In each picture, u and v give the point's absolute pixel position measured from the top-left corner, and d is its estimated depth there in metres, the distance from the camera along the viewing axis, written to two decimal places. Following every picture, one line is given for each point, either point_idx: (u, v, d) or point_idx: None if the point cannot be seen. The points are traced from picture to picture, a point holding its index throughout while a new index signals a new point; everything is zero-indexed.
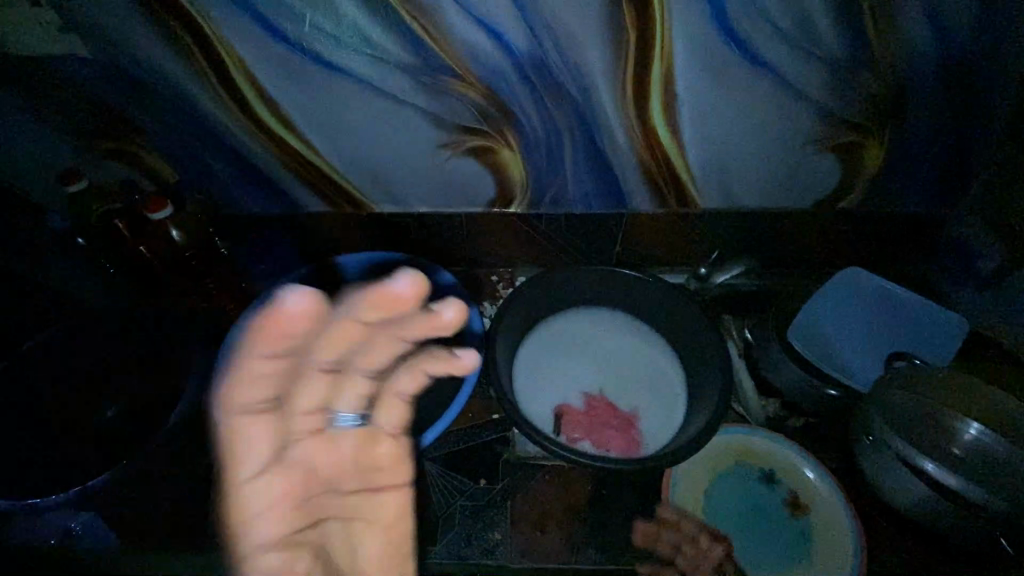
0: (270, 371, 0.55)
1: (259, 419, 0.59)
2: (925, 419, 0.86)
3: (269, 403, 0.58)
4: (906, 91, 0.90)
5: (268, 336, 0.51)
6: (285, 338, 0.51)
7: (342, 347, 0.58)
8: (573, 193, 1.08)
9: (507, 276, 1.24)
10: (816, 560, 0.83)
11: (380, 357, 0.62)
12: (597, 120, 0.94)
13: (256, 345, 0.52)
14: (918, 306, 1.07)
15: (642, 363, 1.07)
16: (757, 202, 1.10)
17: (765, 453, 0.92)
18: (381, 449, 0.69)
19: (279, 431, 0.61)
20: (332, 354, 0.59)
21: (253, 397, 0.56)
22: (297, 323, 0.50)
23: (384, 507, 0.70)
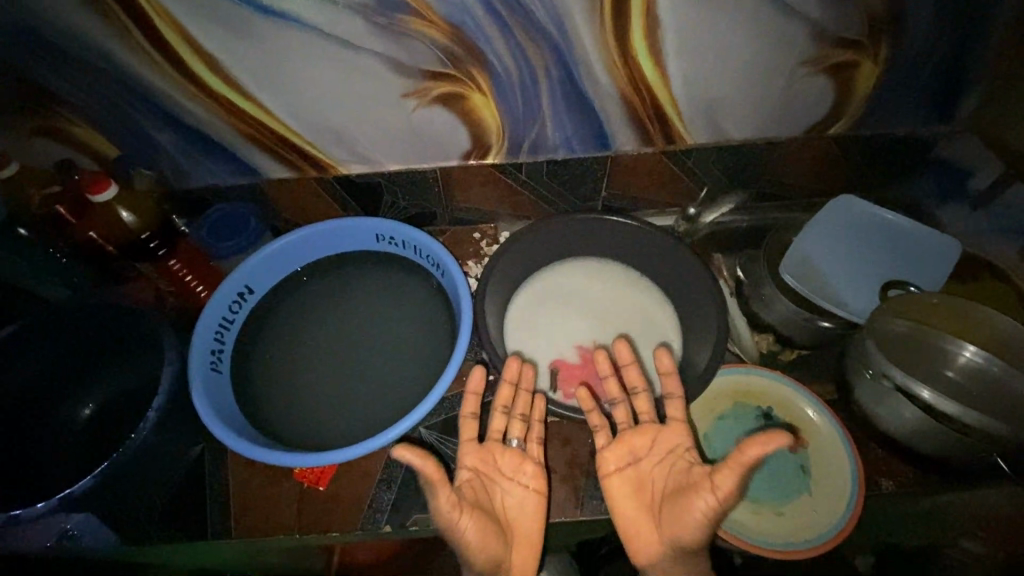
0: (469, 420, 0.85)
1: (468, 445, 0.84)
2: (918, 347, 0.87)
3: (467, 438, 0.85)
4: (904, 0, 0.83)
5: (468, 400, 0.86)
6: (473, 399, 0.85)
7: (507, 402, 0.88)
8: (553, 138, 1.01)
9: (490, 233, 1.19)
10: (817, 492, 0.82)
11: (524, 401, 0.88)
12: (573, 56, 0.86)
13: (466, 404, 0.86)
14: (901, 228, 1.06)
15: (636, 312, 1.04)
16: (746, 134, 1.04)
17: (761, 391, 0.91)
18: (520, 463, 0.85)
19: (466, 450, 0.84)
20: (502, 397, 0.88)
21: (466, 432, 0.85)
22: (477, 382, 0.85)
23: (526, 510, 0.82)
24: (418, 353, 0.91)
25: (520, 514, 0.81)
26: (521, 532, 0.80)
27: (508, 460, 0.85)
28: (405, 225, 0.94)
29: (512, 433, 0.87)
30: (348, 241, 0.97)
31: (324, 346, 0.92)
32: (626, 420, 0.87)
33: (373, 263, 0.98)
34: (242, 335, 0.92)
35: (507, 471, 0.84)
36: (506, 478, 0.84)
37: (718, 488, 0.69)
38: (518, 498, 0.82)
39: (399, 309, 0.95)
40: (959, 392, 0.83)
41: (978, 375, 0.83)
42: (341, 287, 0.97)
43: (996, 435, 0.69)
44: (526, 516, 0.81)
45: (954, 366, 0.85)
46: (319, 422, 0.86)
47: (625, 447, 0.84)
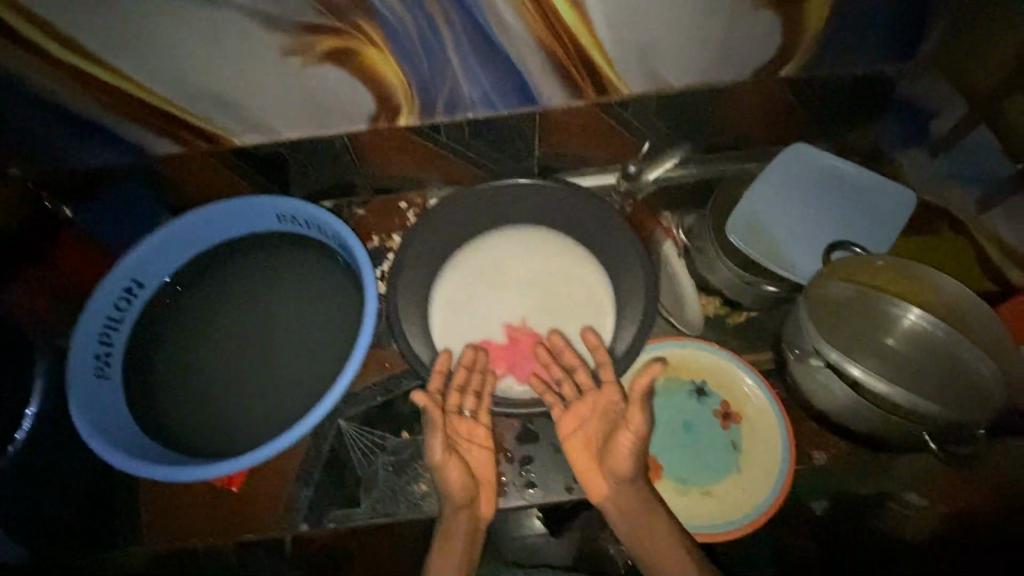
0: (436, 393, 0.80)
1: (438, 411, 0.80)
2: (858, 315, 0.80)
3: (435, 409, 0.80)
4: None
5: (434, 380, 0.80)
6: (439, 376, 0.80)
7: (469, 382, 0.82)
8: (469, 94, 0.90)
9: (418, 202, 1.09)
10: (746, 470, 0.79)
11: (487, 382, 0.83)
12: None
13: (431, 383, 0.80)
14: (853, 181, 0.97)
15: (569, 284, 0.98)
16: (687, 80, 0.93)
17: (696, 365, 0.86)
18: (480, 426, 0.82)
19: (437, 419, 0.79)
20: (463, 379, 0.82)
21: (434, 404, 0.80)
22: (443, 361, 0.80)
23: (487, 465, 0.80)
24: (329, 342, 0.84)
25: (483, 467, 0.80)
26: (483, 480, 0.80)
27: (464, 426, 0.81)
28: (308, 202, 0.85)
29: (472, 406, 0.81)
30: (254, 220, 0.88)
31: (229, 340, 0.86)
32: (571, 395, 0.81)
33: (278, 247, 0.90)
34: (136, 333, 0.85)
35: (467, 435, 0.81)
36: (465, 442, 0.80)
37: (632, 419, 0.72)
38: (478, 456, 0.80)
39: (310, 295, 0.88)
40: (898, 365, 0.76)
41: (919, 346, 0.76)
42: (245, 274, 0.89)
43: (923, 411, 0.65)
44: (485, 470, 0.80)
45: (899, 335, 0.77)
46: (226, 421, 0.81)
47: (577, 415, 0.80)
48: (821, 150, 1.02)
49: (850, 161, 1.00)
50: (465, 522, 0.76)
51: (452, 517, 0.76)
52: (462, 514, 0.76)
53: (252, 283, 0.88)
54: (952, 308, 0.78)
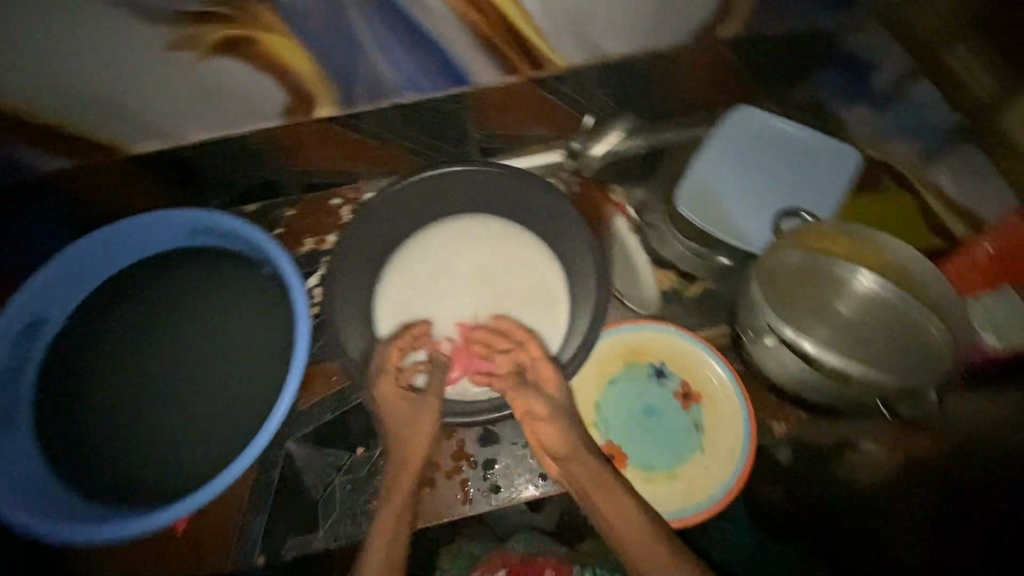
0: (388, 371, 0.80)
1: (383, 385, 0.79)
2: (810, 282, 0.79)
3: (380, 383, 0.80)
4: None
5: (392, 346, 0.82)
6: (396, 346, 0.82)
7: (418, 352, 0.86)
8: (391, 77, 0.81)
9: (352, 196, 1.02)
10: (710, 449, 0.79)
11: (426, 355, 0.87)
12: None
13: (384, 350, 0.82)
14: (799, 141, 0.95)
15: (519, 273, 0.93)
16: (624, 46, 0.87)
17: (653, 346, 0.84)
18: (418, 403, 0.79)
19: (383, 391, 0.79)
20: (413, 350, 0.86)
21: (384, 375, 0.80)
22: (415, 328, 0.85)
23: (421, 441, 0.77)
24: (264, 363, 0.78)
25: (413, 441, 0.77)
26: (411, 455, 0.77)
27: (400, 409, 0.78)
28: (225, 213, 0.78)
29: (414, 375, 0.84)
30: (166, 233, 0.80)
31: (152, 370, 0.79)
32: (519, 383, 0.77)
33: (197, 265, 0.82)
34: (46, 374, 0.78)
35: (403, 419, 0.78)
36: (404, 419, 0.78)
37: None
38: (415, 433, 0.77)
39: (237, 312, 0.81)
40: (854, 331, 0.75)
41: (875, 311, 0.74)
42: (164, 295, 0.81)
43: (861, 372, 0.66)
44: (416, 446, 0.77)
45: (854, 299, 0.76)
46: (160, 459, 0.75)
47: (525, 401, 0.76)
48: (766, 111, 0.99)
49: (796, 120, 0.97)
50: (398, 522, 0.71)
51: (383, 520, 0.72)
52: (396, 508, 0.73)
53: (170, 308, 0.81)
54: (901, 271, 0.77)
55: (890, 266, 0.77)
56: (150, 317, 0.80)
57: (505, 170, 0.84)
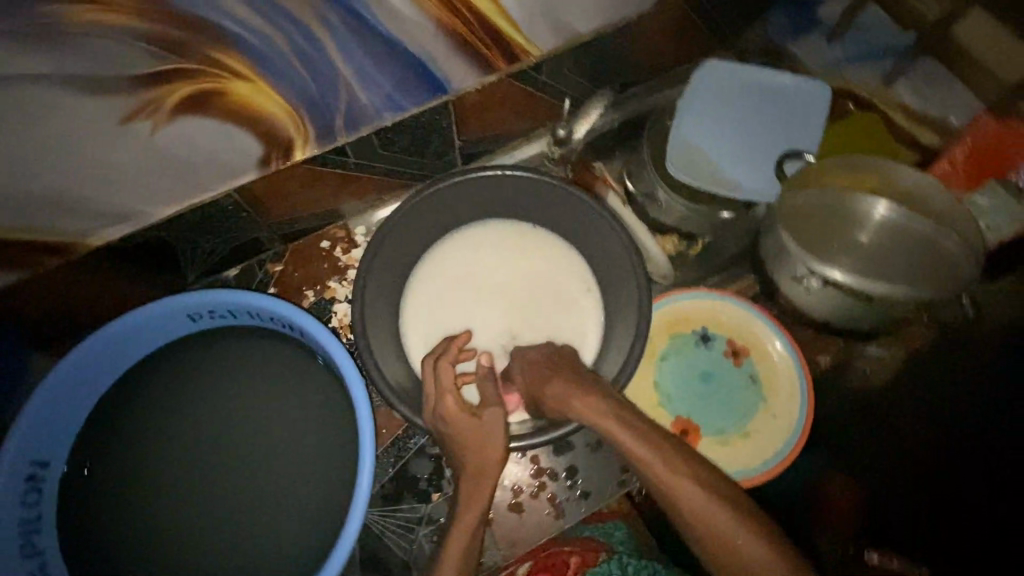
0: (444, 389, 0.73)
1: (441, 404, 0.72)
2: (826, 214, 0.82)
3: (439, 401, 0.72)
4: None
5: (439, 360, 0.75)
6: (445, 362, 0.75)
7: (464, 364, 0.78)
8: (370, 101, 0.75)
9: (342, 235, 0.95)
10: (772, 399, 0.82)
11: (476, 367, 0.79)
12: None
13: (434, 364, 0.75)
14: (766, 85, 0.98)
15: (541, 274, 0.91)
16: (595, 24, 0.85)
17: (693, 314, 0.85)
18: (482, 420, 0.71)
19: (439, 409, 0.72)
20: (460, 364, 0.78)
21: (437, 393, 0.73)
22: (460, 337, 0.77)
23: (490, 456, 0.69)
24: (322, 433, 0.75)
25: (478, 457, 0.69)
26: (477, 472, 0.69)
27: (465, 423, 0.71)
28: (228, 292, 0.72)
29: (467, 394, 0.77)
30: (175, 325, 0.75)
31: (209, 468, 0.76)
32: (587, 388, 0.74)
33: (220, 351, 0.78)
34: (71, 507, 0.73)
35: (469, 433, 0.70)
36: (466, 434, 0.70)
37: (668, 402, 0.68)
38: (477, 447, 0.70)
39: (279, 389, 0.77)
40: (871, 253, 0.81)
41: (887, 232, 0.80)
42: (199, 389, 0.77)
43: (897, 298, 0.70)
44: (484, 460, 0.69)
45: (867, 224, 0.81)
46: (245, 558, 0.72)
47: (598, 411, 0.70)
48: (732, 60, 1.01)
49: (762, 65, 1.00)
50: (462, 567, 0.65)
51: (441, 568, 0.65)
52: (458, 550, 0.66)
53: (186, 404, 0.76)
54: (905, 187, 0.81)
55: (895, 189, 0.81)
56: (169, 418, 0.76)
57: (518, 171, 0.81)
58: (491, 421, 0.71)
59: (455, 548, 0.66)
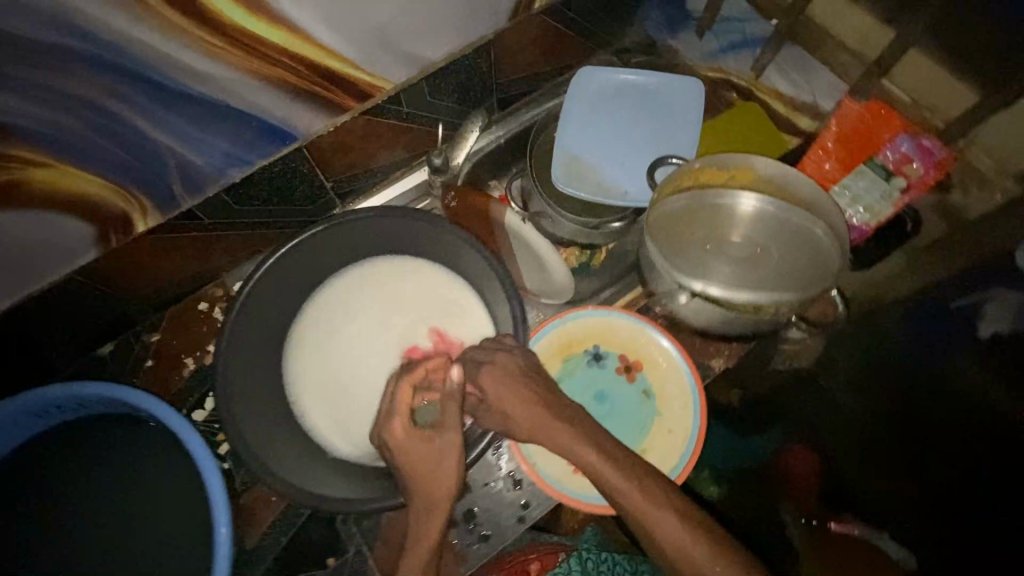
0: (395, 416, 0.70)
1: (393, 431, 0.69)
2: (703, 218, 0.81)
3: (390, 425, 0.70)
4: None
5: (405, 381, 0.72)
6: (406, 385, 0.72)
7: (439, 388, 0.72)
8: (208, 162, 0.72)
9: (221, 295, 0.90)
10: (665, 413, 0.80)
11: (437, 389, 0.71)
12: (123, 57, 0.55)
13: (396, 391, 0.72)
14: (642, 85, 0.95)
15: (427, 313, 0.87)
16: (448, 50, 0.82)
17: (582, 334, 0.84)
18: (433, 444, 0.68)
19: (394, 435, 0.69)
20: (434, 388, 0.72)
21: (390, 419, 0.70)
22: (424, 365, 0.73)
23: (442, 483, 0.66)
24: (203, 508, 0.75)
25: (427, 483, 0.66)
26: (428, 501, 0.66)
27: (416, 452, 0.68)
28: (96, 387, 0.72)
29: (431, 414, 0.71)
30: (57, 412, 0.76)
31: (121, 548, 0.76)
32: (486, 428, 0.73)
33: (111, 428, 0.79)
34: None
35: (416, 463, 0.67)
36: (416, 462, 0.67)
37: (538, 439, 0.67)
38: (424, 473, 0.67)
39: (172, 460, 0.77)
40: (754, 260, 0.79)
41: (771, 235, 0.79)
42: (98, 470, 0.78)
43: (771, 305, 0.68)
44: (437, 486, 0.66)
45: (754, 227, 0.80)
46: None
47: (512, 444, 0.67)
48: (606, 66, 0.98)
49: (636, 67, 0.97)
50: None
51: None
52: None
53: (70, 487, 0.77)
54: (776, 183, 0.80)
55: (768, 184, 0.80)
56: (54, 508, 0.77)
57: (381, 209, 0.79)
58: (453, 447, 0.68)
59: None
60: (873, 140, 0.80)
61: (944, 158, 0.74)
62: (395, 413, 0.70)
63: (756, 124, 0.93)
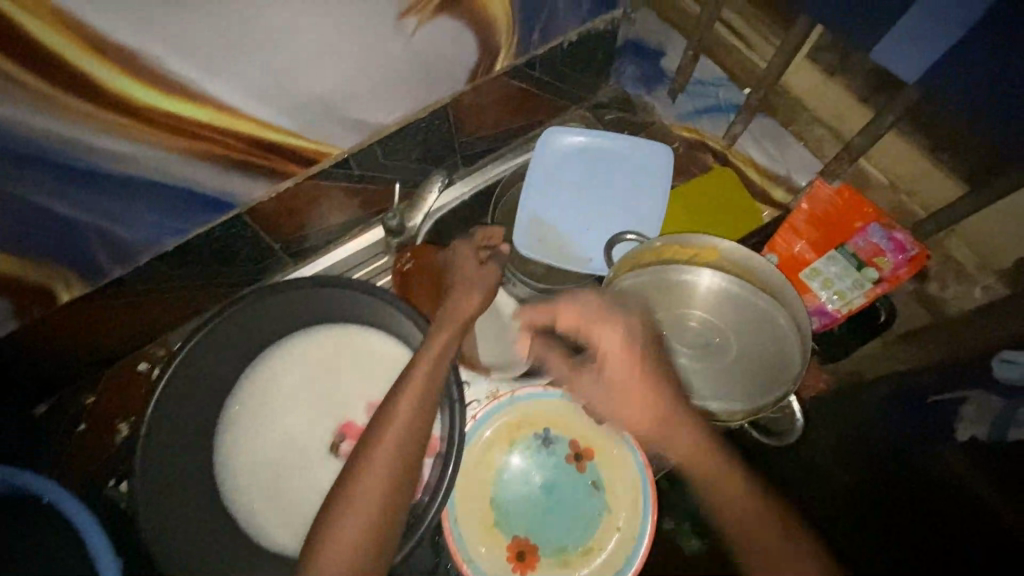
0: (468, 244, 0.79)
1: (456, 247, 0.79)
2: (664, 298, 0.76)
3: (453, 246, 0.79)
4: None
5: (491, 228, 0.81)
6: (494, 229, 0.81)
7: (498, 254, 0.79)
8: (138, 232, 0.69)
9: (160, 354, 0.87)
10: (614, 507, 0.75)
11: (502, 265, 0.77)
12: (24, 143, 0.53)
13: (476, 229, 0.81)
14: (610, 147, 0.91)
15: (369, 383, 0.82)
16: (403, 112, 0.79)
17: (531, 416, 0.79)
18: (480, 277, 0.74)
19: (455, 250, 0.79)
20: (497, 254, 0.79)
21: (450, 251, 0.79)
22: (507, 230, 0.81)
23: (465, 308, 0.71)
24: None
25: (451, 312, 0.70)
26: (439, 336, 0.68)
27: (469, 268, 0.76)
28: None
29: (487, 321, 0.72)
30: None
31: None
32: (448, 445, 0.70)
33: None
34: None
35: (462, 278, 0.74)
36: (463, 276, 0.75)
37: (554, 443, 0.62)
38: (465, 294, 0.72)
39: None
40: (711, 351, 0.74)
41: (733, 322, 0.75)
42: None
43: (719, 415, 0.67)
44: (462, 312, 0.70)
45: (717, 312, 0.75)
46: None
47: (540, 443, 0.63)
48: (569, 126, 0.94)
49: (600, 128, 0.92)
50: (404, 441, 0.60)
51: (374, 452, 0.60)
52: (405, 423, 0.61)
53: None
54: (741, 266, 0.75)
55: (730, 267, 0.75)
56: None
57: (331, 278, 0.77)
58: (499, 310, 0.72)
59: (388, 444, 0.60)
60: (848, 227, 0.75)
61: (919, 256, 0.70)
62: (480, 237, 0.79)
63: (735, 199, 0.88)
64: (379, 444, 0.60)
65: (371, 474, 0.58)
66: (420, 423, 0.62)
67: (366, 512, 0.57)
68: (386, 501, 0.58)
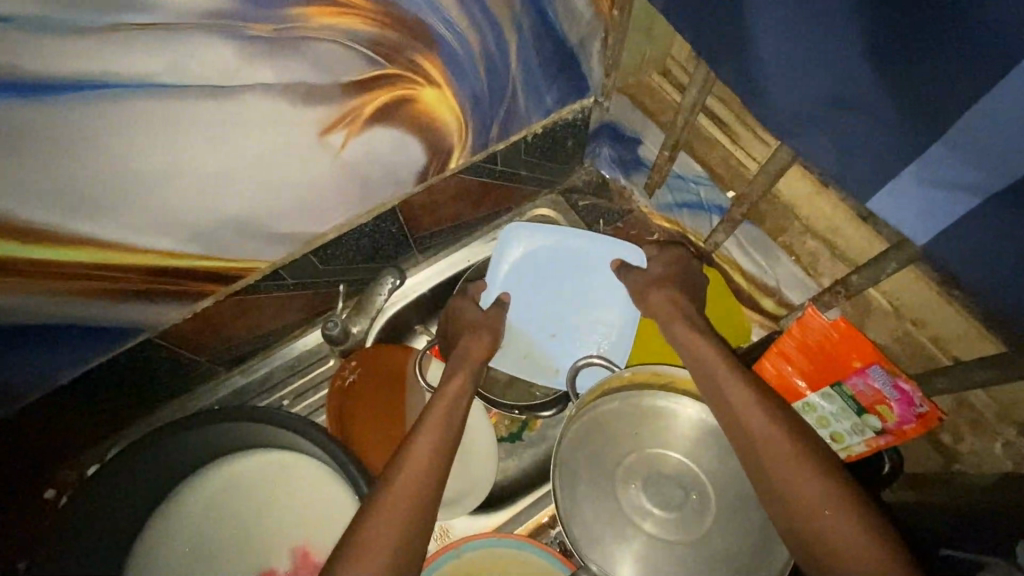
0: (469, 294, 0.78)
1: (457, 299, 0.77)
2: (633, 435, 0.67)
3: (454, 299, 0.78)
4: (406, 11, 0.50)
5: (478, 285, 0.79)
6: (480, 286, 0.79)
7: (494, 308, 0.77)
8: (31, 367, 0.61)
9: (69, 479, 0.79)
10: None
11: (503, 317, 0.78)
12: None
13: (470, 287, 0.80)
14: (574, 246, 0.79)
15: (301, 522, 0.73)
16: (343, 218, 0.70)
17: (485, 568, 0.71)
18: (488, 321, 0.75)
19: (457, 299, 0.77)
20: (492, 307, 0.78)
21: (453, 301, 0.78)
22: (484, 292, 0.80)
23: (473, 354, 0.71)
24: None
25: (466, 352, 0.71)
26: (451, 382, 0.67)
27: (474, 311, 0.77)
28: None
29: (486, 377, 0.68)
30: None
31: None
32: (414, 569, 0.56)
33: None
34: None
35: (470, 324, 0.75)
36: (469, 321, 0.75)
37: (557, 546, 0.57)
38: (470, 338, 0.72)
39: None
40: (689, 511, 0.62)
41: (713, 471, 0.64)
42: None
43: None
44: (474, 351, 0.71)
45: (696, 459, 0.65)
46: None
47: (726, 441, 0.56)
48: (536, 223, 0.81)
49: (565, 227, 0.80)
50: (422, 477, 0.57)
51: (395, 484, 0.56)
52: (422, 462, 0.58)
53: None
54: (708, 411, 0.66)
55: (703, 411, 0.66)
56: None
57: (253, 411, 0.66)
58: (657, 261, 0.74)
59: (411, 472, 0.57)
60: (845, 364, 0.65)
61: (930, 415, 0.59)
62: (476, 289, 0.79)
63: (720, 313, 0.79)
64: (397, 482, 0.56)
65: (387, 515, 0.53)
66: (436, 463, 0.58)
67: (391, 543, 0.52)
68: (409, 534, 0.53)
